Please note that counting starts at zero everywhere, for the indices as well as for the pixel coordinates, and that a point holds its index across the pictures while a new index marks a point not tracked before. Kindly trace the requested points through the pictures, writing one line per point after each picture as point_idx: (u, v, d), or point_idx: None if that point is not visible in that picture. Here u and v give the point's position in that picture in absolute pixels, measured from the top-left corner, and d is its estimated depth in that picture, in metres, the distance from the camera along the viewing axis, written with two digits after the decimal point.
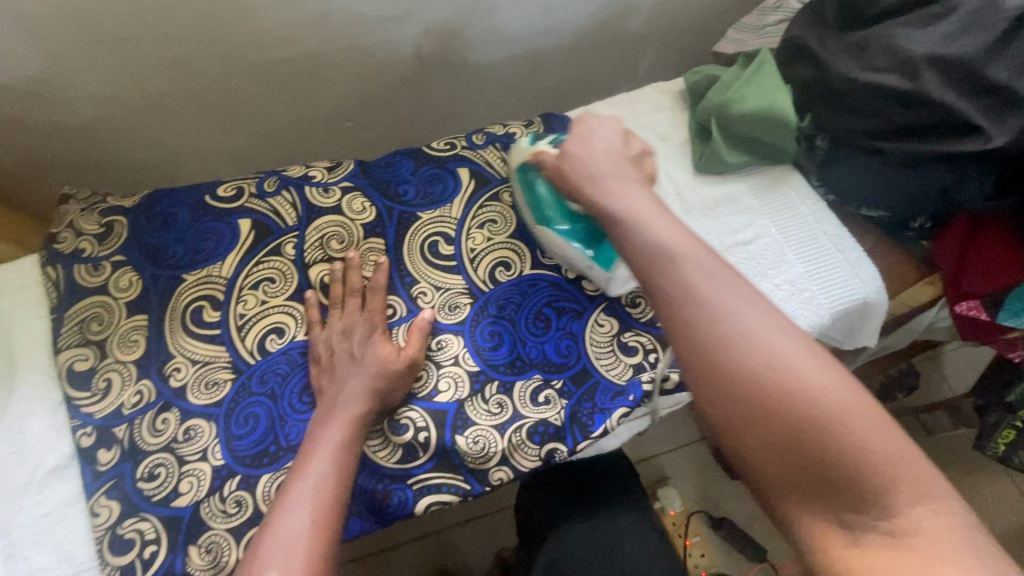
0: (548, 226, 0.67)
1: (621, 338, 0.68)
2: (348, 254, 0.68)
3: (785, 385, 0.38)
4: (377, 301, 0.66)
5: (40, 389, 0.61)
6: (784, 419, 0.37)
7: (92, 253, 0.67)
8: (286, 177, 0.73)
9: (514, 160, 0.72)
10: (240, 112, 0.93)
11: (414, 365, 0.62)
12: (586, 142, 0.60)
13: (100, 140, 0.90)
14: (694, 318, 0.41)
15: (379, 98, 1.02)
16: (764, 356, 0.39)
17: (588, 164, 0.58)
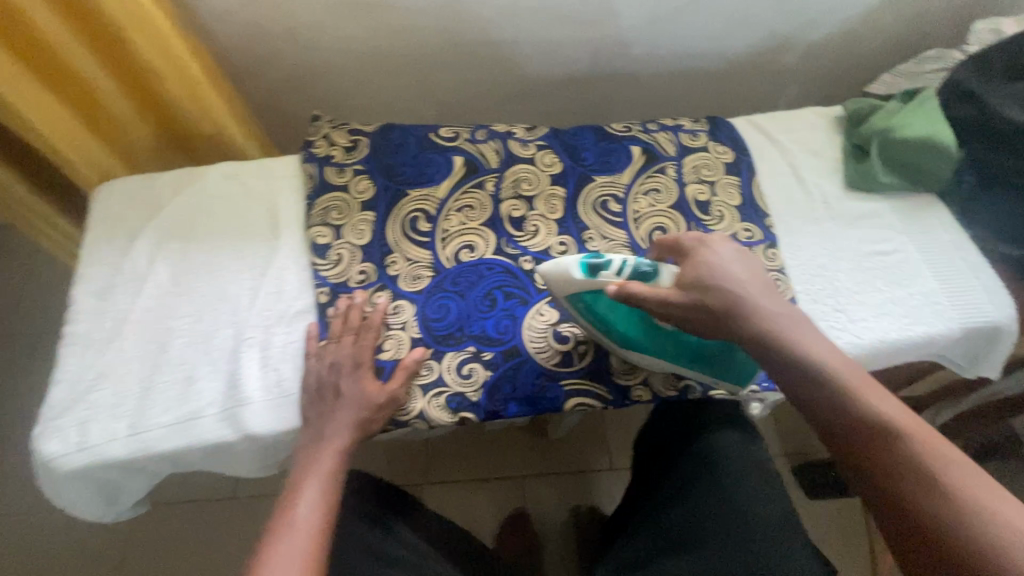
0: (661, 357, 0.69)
1: None
2: (353, 295, 0.74)
3: (933, 489, 0.49)
4: (370, 338, 0.71)
5: (294, 252, 0.78)
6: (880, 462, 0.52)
7: (340, 160, 0.85)
8: (493, 131, 0.88)
9: (570, 290, 0.66)
10: (440, 79, 1.12)
11: (393, 399, 0.68)
12: (715, 256, 0.64)
13: (331, 84, 1.10)
14: (819, 390, 0.56)
15: (550, 86, 1.18)
16: (920, 466, 0.50)
17: (729, 282, 0.62)
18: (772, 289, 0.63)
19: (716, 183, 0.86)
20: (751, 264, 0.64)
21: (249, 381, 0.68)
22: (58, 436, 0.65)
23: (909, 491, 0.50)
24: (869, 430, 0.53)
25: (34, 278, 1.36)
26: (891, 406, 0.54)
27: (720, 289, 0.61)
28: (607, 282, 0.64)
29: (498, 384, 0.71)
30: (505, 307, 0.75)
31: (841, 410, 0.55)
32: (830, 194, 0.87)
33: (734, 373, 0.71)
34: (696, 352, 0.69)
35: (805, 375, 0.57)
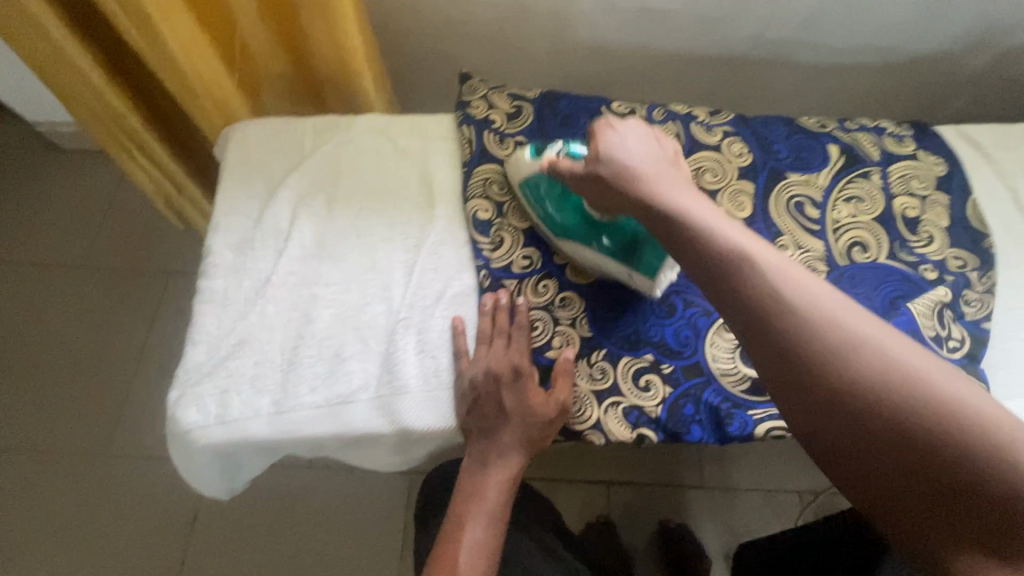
0: (577, 240, 0.65)
1: (939, 312, 0.67)
2: (495, 295, 0.64)
3: (871, 377, 0.38)
4: (523, 342, 0.62)
5: (451, 225, 0.69)
6: (857, 394, 0.38)
7: (501, 127, 0.75)
8: (672, 110, 0.77)
9: (518, 174, 0.69)
10: (586, 45, 1.00)
11: (564, 408, 0.60)
12: (625, 141, 0.60)
13: (466, 41, 1.00)
14: (758, 313, 0.43)
15: (703, 68, 1.05)
16: (863, 372, 0.39)
17: (636, 164, 0.58)
18: (663, 169, 0.58)
19: (928, 197, 0.74)
20: (661, 152, 0.61)
21: (405, 368, 0.60)
22: (197, 405, 0.58)
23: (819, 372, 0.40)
24: (762, 299, 0.44)
25: (118, 214, 1.30)
26: (812, 294, 0.43)
27: (620, 169, 0.58)
28: (545, 158, 0.66)
29: (679, 402, 0.62)
30: (686, 315, 0.66)
31: (736, 282, 0.45)
32: None
33: (642, 265, 0.63)
34: (611, 234, 0.63)
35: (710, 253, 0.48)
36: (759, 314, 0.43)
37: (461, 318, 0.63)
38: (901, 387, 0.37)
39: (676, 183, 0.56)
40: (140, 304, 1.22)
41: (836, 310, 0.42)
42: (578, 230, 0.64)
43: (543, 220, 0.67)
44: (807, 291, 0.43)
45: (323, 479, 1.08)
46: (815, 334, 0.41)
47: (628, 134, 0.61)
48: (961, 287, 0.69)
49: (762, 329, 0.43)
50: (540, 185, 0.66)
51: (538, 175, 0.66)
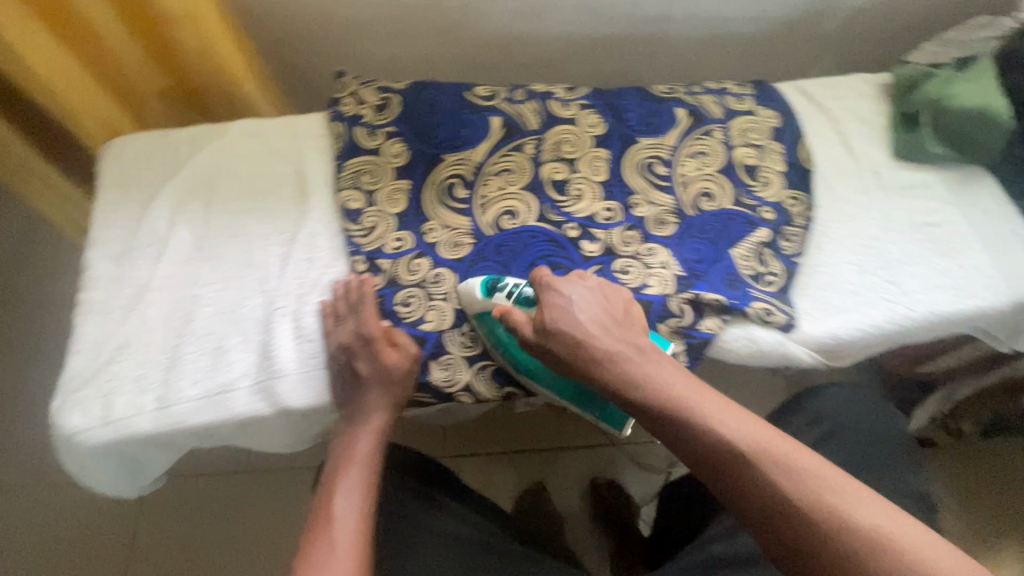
0: (547, 386, 0.67)
1: (761, 251, 0.74)
2: (346, 279, 0.69)
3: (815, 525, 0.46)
4: (370, 311, 0.66)
5: (325, 217, 0.73)
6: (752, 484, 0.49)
7: (370, 120, 0.79)
8: (532, 90, 0.82)
9: (474, 311, 0.67)
10: (466, 37, 1.03)
11: (415, 359, 0.65)
12: (569, 292, 0.64)
13: (348, 39, 1.02)
14: (673, 424, 0.55)
15: (581, 49, 1.09)
16: (751, 467, 0.50)
17: (585, 318, 0.62)
18: (612, 313, 0.64)
19: (765, 147, 0.82)
20: (605, 294, 0.65)
21: (283, 353, 0.65)
22: (81, 409, 0.61)
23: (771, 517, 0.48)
24: (710, 450, 0.52)
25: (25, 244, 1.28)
26: (706, 405, 0.55)
27: (559, 330, 0.62)
28: (498, 302, 0.65)
29: None
30: None
31: (690, 440, 0.53)
32: (881, 163, 0.84)
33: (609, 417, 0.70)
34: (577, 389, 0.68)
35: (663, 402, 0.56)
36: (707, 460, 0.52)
37: (330, 301, 0.68)
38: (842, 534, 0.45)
39: (626, 330, 0.62)
40: (58, 333, 1.21)
41: (727, 419, 0.53)
42: (550, 386, 0.68)
43: (509, 363, 0.67)
44: (769, 447, 0.51)
45: (261, 479, 1.11)
46: (711, 437, 0.52)
47: (569, 287, 0.64)
48: (780, 226, 0.76)
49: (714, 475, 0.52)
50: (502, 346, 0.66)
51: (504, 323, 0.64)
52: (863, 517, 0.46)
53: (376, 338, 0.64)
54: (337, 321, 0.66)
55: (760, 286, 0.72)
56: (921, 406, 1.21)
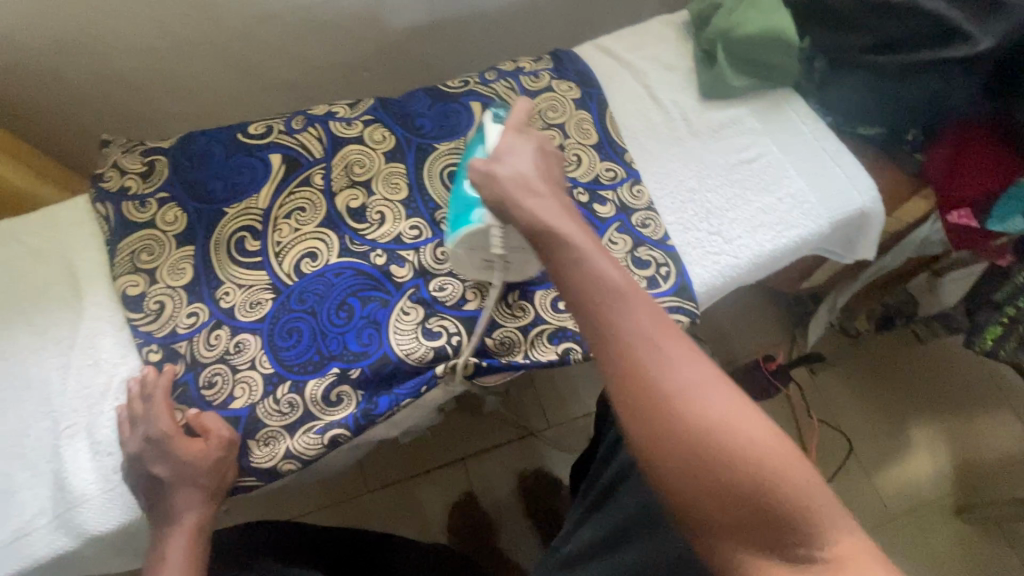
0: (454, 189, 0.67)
1: (635, 253, 0.72)
2: (140, 375, 0.63)
3: (705, 419, 0.40)
4: (163, 406, 0.60)
5: (104, 311, 0.67)
6: (664, 376, 0.42)
7: (137, 190, 0.72)
8: (311, 115, 0.77)
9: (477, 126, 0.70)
10: (262, 62, 0.96)
11: (232, 442, 0.60)
12: (518, 155, 0.58)
13: (127, 95, 0.93)
14: (598, 302, 0.45)
15: (391, 48, 1.02)
16: (664, 356, 0.42)
17: (528, 181, 0.55)
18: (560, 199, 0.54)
19: (566, 124, 0.79)
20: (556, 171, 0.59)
21: (78, 478, 0.59)
22: None
23: (661, 405, 0.41)
24: (613, 312, 0.44)
25: None
26: (634, 304, 0.45)
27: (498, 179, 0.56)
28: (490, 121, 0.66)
29: (373, 401, 0.64)
30: (365, 314, 0.67)
31: (608, 310, 0.44)
32: (690, 109, 0.82)
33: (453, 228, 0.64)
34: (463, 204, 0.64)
35: (581, 270, 0.47)
36: (614, 333, 0.44)
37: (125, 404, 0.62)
38: (726, 425, 0.40)
39: (564, 210, 0.53)
40: None
41: (637, 314, 0.44)
42: (462, 185, 0.65)
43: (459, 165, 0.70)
44: (683, 366, 0.42)
45: None
46: (617, 322, 0.44)
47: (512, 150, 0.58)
48: (596, 206, 0.74)
49: (609, 350, 0.44)
50: (478, 143, 0.66)
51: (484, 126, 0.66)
52: (749, 418, 0.41)
53: (173, 432, 0.59)
54: (132, 425, 0.60)
55: None
56: (816, 316, 1.18)
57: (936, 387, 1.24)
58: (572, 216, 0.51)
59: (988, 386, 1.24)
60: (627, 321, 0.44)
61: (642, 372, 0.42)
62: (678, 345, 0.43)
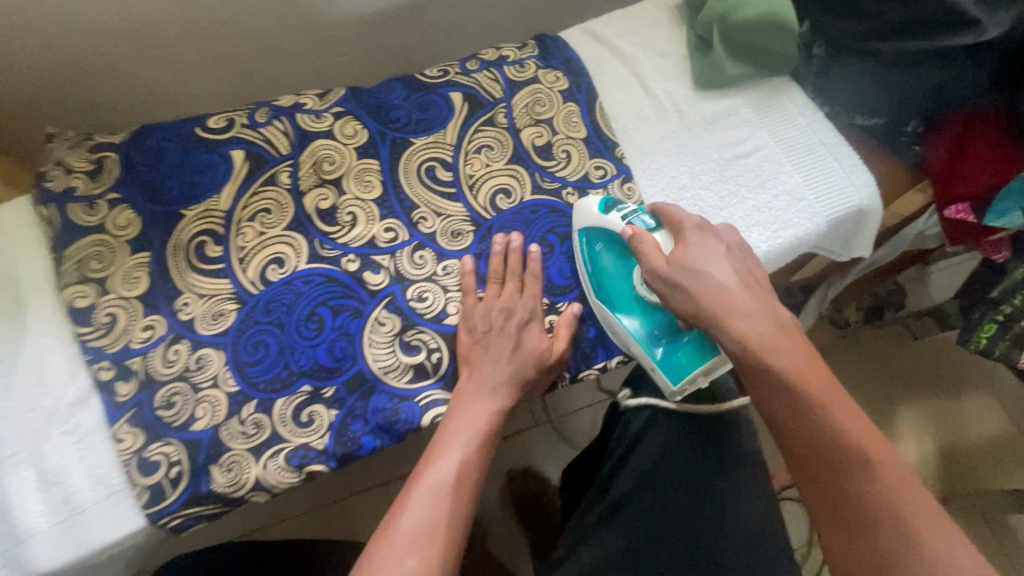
0: (617, 318, 0.65)
1: None
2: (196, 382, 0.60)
3: (923, 555, 0.44)
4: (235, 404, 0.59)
5: (51, 325, 0.61)
6: (870, 503, 0.47)
7: (85, 191, 0.66)
8: (277, 107, 0.71)
9: (578, 223, 0.67)
10: (222, 46, 0.88)
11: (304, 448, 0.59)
12: (706, 252, 0.58)
13: (75, 83, 0.85)
14: (810, 428, 0.49)
15: (365, 30, 0.95)
16: (866, 477, 0.47)
17: (718, 286, 0.55)
18: (765, 311, 0.54)
19: (553, 118, 0.75)
20: (747, 268, 0.58)
21: (25, 511, 0.54)
22: None
23: (856, 515, 0.47)
24: (829, 436, 0.49)
25: None
26: (854, 430, 0.49)
27: (692, 274, 0.56)
28: (616, 220, 0.64)
29: (347, 421, 0.60)
30: (337, 325, 0.63)
31: (821, 436, 0.49)
32: (682, 99, 0.78)
33: (671, 367, 0.62)
34: (655, 332, 0.63)
35: (784, 386, 0.50)
36: (829, 453, 0.48)
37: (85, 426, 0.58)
38: (907, 535, 0.45)
39: (782, 331, 0.53)
40: None
41: (860, 440, 0.48)
42: (626, 312, 0.65)
43: (587, 276, 0.66)
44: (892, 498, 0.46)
45: None
46: (833, 444, 0.48)
47: (705, 251, 0.58)
48: None
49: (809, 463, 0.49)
50: (612, 256, 0.65)
51: (612, 235, 0.64)
52: (948, 537, 0.44)
53: None
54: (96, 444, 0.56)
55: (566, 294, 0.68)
56: (806, 308, 1.16)
57: (925, 379, 1.23)
58: (799, 337, 0.53)
59: (975, 377, 1.24)
60: (838, 439, 0.48)
61: (860, 515, 0.47)
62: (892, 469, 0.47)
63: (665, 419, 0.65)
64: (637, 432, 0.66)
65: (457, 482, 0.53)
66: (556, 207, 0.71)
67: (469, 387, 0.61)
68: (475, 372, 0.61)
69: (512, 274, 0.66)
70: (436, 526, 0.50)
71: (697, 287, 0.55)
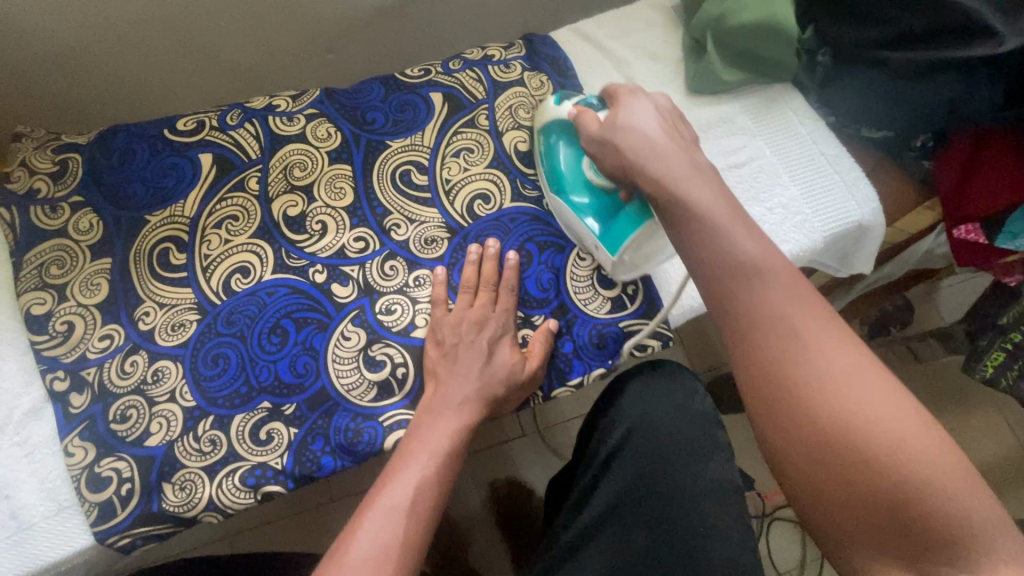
0: (563, 199, 0.64)
1: (601, 271, 0.66)
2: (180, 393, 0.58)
3: (844, 398, 0.38)
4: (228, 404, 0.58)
5: (7, 333, 0.59)
6: (774, 336, 0.40)
7: (48, 194, 0.64)
8: (249, 108, 0.68)
9: (539, 120, 0.66)
10: (203, 44, 0.86)
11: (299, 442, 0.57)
12: (639, 114, 0.54)
13: (52, 80, 0.83)
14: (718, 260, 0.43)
15: (351, 27, 0.92)
16: (776, 312, 0.41)
17: (650, 146, 0.51)
18: (703, 182, 0.48)
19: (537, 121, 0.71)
20: (681, 132, 0.54)
21: None
22: None
23: (804, 412, 0.39)
24: (734, 263, 0.43)
25: None
26: (759, 251, 0.43)
27: (620, 127, 0.53)
28: (568, 107, 0.62)
29: (307, 441, 0.58)
30: (300, 340, 0.60)
31: (730, 262, 0.43)
32: (675, 106, 0.74)
33: (610, 238, 0.60)
34: (602, 208, 0.61)
35: (716, 254, 0.43)
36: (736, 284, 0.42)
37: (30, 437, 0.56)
38: (866, 434, 0.37)
39: (697, 170, 0.49)
40: None
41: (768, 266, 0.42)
42: (574, 194, 0.63)
43: (543, 169, 0.66)
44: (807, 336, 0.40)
45: None
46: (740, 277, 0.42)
47: (635, 107, 0.55)
48: None
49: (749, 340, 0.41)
50: (562, 141, 0.64)
51: (560, 123, 0.63)
52: (918, 437, 0.36)
53: None
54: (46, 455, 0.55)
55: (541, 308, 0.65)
56: None
57: (931, 399, 1.18)
58: (715, 177, 0.49)
59: (982, 399, 1.18)
60: (779, 318, 0.41)
61: (772, 356, 0.40)
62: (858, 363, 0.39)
63: (636, 437, 0.62)
64: (609, 453, 0.63)
65: (413, 507, 0.49)
66: (535, 215, 0.67)
67: (431, 404, 0.57)
68: (440, 389, 0.58)
69: (488, 286, 0.63)
70: (385, 546, 0.46)
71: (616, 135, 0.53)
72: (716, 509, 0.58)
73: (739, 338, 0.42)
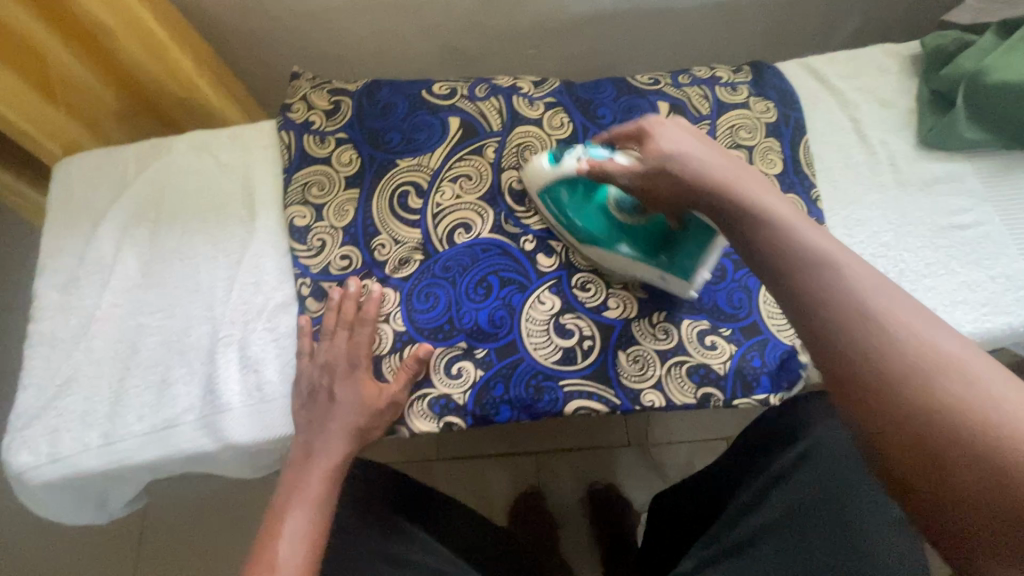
0: (612, 249, 0.64)
1: None
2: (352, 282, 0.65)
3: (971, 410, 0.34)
4: (366, 334, 0.63)
5: (273, 236, 0.70)
6: (887, 350, 0.37)
7: (321, 126, 0.74)
8: (495, 85, 0.76)
9: (535, 182, 0.67)
10: (442, 26, 0.95)
11: (396, 405, 0.61)
12: (681, 142, 0.55)
13: (315, 35, 0.96)
14: (808, 282, 0.42)
15: (568, 31, 0.99)
16: (876, 323, 0.38)
17: (711, 170, 0.52)
18: (791, 206, 0.48)
19: (755, 147, 0.73)
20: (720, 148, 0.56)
21: (226, 386, 0.62)
22: (27, 447, 0.60)
23: (953, 457, 0.33)
24: (820, 278, 0.41)
25: None
26: (856, 274, 0.41)
27: (677, 163, 0.53)
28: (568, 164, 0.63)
29: (489, 383, 0.63)
30: (502, 295, 0.66)
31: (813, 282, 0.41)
32: (901, 153, 0.73)
33: (679, 266, 0.62)
34: (651, 244, 0.62)
35: (834, 286, 0.40)
36: (828, 303, 0.40)
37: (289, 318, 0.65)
38: (950, 397, 0.34)
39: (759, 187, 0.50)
40: None
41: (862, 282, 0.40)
42: (617, 241, 0.63)
43: (569, 230, 0.66)
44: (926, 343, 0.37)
45: (230, 488, 1.04)
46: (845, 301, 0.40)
47: (677, 135, 0.56)
48: None
49: (811, 322, 0.41)
50: (584, 198, 0.64)
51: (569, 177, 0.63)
52: None
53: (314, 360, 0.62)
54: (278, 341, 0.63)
55: (729, 319, 0.65)
56: None
57: None
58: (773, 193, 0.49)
59: None
60: (913, 344, 0.37)
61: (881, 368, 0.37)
62: (946, 341, 0.36)
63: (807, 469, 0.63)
64: (783, 471, 0.64)
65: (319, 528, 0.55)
66: None
67: (309, 424, 0.59)
68: (316, 423, 0.59)
69: (345, 325, 0.63)
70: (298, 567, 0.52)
71: (681, 169, 0.53)
72: (881, 545, 0.57)
73: (855, 359, 0.38)
